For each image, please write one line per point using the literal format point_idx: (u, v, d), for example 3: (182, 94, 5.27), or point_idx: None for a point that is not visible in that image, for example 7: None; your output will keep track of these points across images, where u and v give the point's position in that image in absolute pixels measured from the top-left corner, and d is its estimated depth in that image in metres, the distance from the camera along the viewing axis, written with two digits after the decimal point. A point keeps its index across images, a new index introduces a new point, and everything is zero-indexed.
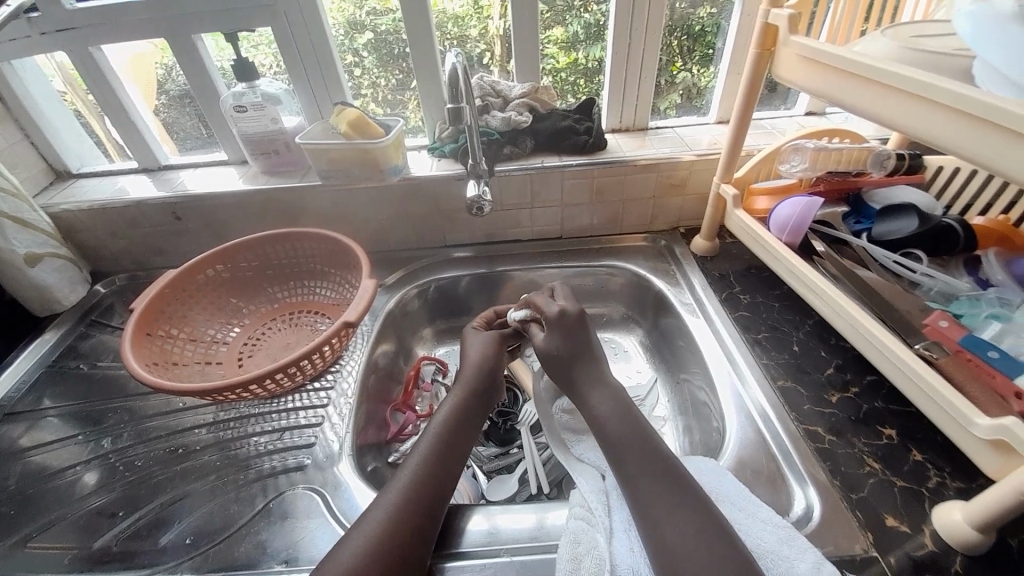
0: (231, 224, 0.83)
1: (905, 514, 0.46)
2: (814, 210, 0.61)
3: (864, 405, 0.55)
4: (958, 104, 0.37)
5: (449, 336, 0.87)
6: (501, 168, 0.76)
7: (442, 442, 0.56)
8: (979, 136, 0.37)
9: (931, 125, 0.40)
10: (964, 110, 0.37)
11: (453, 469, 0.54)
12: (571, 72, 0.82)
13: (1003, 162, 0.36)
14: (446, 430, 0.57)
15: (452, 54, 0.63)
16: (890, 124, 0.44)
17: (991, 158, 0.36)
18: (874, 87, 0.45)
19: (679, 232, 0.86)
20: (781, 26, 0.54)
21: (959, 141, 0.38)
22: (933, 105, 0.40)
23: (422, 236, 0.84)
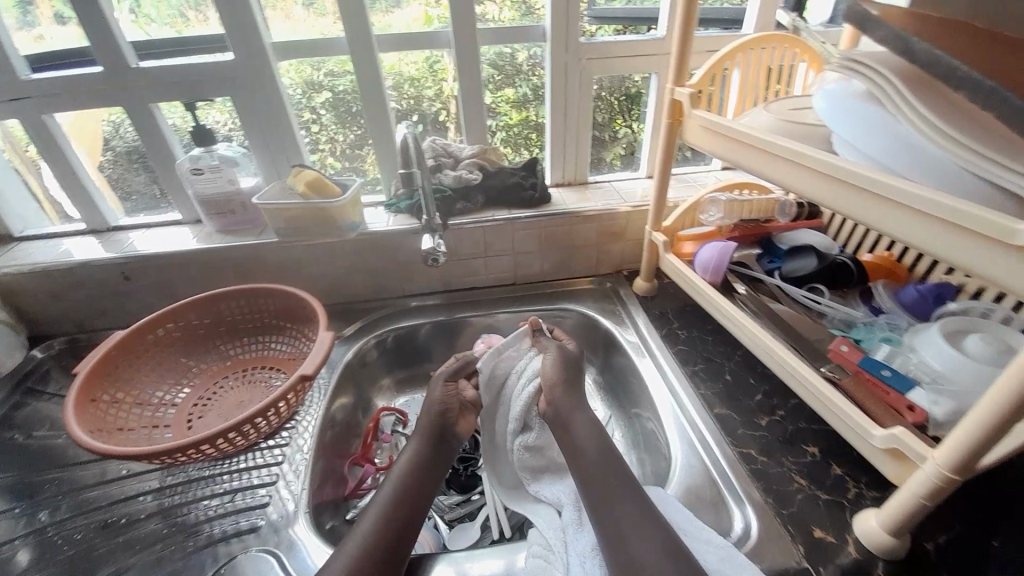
0: (184, 282, 0.83)
1: (831, 525, 0.50)
2: (729, 252, 0.70)
3: (789, 425, 0.61)
4: (825, 168, 0.46)
5: (409, 384, 0.87)
6: (454, 222, 0.81)
7: (403, 488, 0.56)
8: (837, 190, 0.46)
9: (811, 187, 0.49)
10: (837, 175, 0.45)
11: (415, 515, 0.54)
12: (523, 127, 0.90)
13: (868, 216, 0.43)
14: (405, 477, 0.57)
15: (404, 126, 0.69)
16: (770, 179, 0.54)
17: (859, 214, 0.44)
18: (763, 153, 0.53)
19: (623, 274, 0.93)
20: (684, 102, 0.64)
21: (834, 198, 0.46)
22: (799, 166, 0.49)
23: (380, 287, 0.86)
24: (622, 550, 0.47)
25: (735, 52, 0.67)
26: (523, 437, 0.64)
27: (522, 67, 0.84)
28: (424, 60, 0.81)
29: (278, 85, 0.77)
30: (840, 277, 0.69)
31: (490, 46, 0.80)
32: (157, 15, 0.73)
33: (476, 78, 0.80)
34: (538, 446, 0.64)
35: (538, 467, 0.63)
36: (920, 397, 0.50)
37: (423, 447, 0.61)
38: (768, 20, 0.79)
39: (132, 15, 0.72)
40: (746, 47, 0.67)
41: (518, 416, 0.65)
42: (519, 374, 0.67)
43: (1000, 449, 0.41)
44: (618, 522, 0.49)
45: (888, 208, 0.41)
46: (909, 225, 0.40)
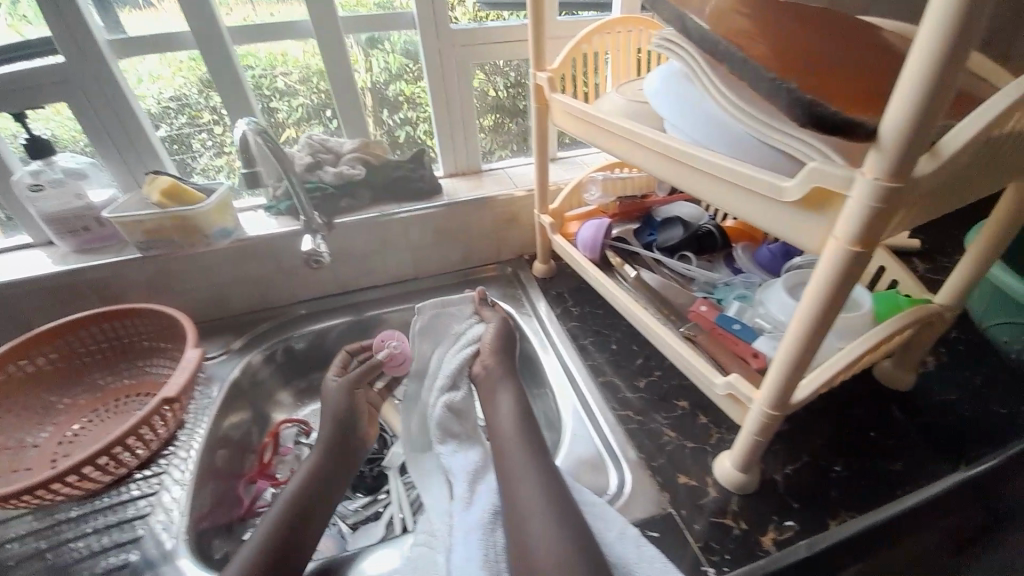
0: (40, 310, 0.75)
1: (694, 471, 0.55)
2: (604, 228, 0.74)
3: (666, 385, 0.65)
4: (654, 144, 0.50)
5: (310, 395, 0.83)
6: (339, 219, 0.78)
7: (310, 485, 0.57)
8: (666, 163, 0.50)
9: (653, 165, 0.52)
10: (667, 153, 0.48)
11: (320, 510, 0.56)
12: None
13: (692, 188, 0.47)
14: (305, 483, 0.57)
15: (243, 122, 0.63)
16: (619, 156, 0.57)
17: (688, 187, 0.48)
18: (613, 136, 0.56)
19: (524, 258, 0.94)
20: (543, 86, 0.67)
21: (670, 175, 0.50)
22: (637, 143, 0.53)
23: (270, 295, 0.82)
24: (519, 526, 0.49)
25: (592, 35, 0.69)
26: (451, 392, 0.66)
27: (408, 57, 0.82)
28: (289, 53, 0.77)
29: (125, 89, 0.71)
30: (706, 242, 0.74)
31: (365, 33, 0.78)
32: (34, 14, 0.66)
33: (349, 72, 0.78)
34: (462, 406, 0.66)
35: (453, 434, 0.63)
36: (763, 344, 0.55)
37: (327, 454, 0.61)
38: (632, 3, 0.82)
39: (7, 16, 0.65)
40: (602, 29, 0.69)
41: (449, 375, 0.68)
42: (464, 339, 0.72)
43: (812, 382, 0.46)
44: (509, 498, 0.52)
45: (699, 176, 0.46)
46: (720, 194, 0.44)
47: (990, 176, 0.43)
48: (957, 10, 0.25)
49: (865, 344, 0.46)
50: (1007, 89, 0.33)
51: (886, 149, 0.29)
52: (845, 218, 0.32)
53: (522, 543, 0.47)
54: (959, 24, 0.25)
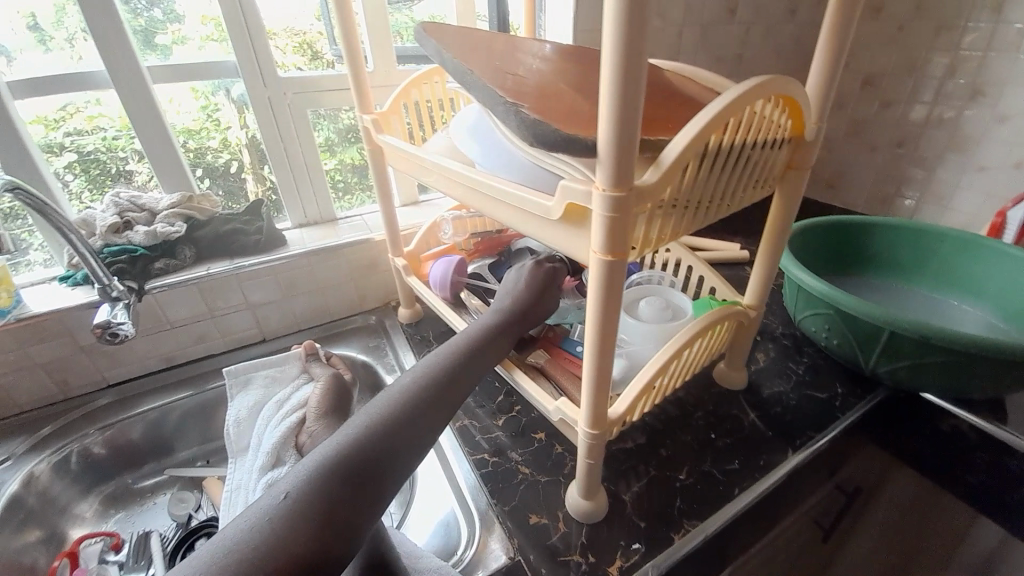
0: None
1: (547, 507, 0.52)
2: (453, 266, 0.72)
3: (524, 418, 0.63)
4: (459, 178, 0.51)
5: (124, 497, 0.69)
6: (153, 284, 0.69)
7: (380, 423, 0.44)
8: (474, 196, 0.51)
9: (470, 196, 0.52)
10: (472, 184, 0.49)
11: (384, 460, 0.42)
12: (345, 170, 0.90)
13: (499, 215, 0.47)
14: (377, 421, 0.44)
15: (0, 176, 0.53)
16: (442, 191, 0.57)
17: (495, 214, 0.48)
18: (437, 171, 0.56)
19: (390, 305, 0.90)
20: (370, 128, 0.66)
21: (481, 204, 0.50)
22: (450, 179, 0.54)
23: (70, 380, 0.69)
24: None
25: (412, 85, 0.70)
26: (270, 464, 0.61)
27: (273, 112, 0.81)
28: (116, 113, 0.71)
29: None
30: None
31: (201, 86, 0.75)
32: None
33: (166, 139, 0.73)
34: None
35: None
36: None
37: (352, 457, 0.40)
38: None
39: None
40: (420, 80, 0.71)
41: (271, 450, 0.62)
42: (288, 404, 0.68)
43: (628, 397, 0.46)
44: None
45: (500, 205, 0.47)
46: (517, 219, 0.44)
47: (759, 173, 0.46)
48: (619, 30, 0.26)
49: (665, 355, 0.48)
50: (722, 94, 0.36)
51: (605, 161, 0.30)
52: (595, 232, 0.33)
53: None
54: (621, 32, 0.26)
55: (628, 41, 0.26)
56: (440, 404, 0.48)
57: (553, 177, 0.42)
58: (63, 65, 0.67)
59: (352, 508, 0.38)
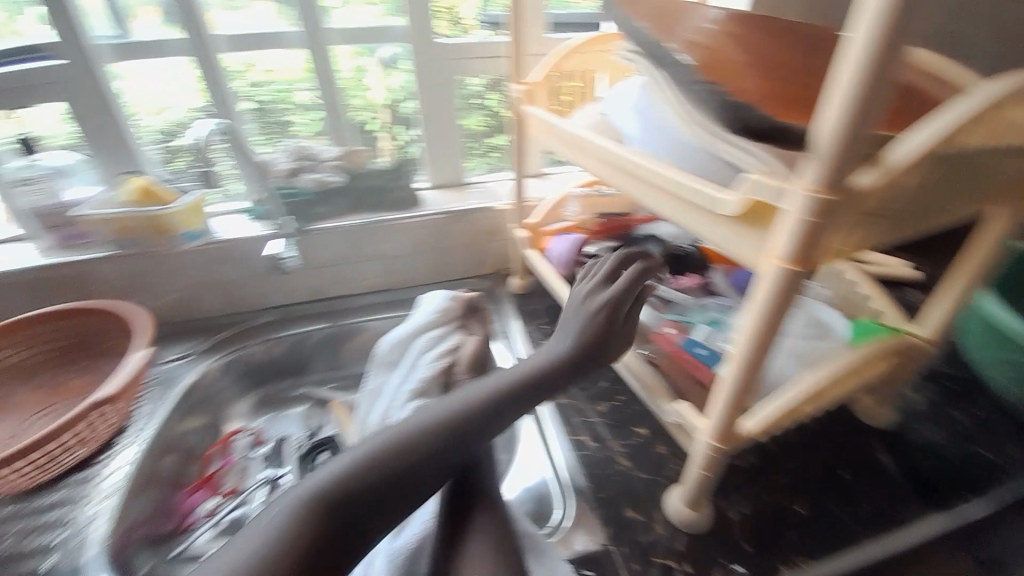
0: (8, 304, 0.75)
1: (645, 506, 0.51)
2: (578, 243, 0.74)
3: (627, 410, 0.62)
4: (608, 155, 0.49)
5: (269, 407, 0.80)
6: (315, 226, 0.80)
7: (424, 434, 0.44)
8: (621, 177, 0.49)
9: (616, 178, 0.50)
10: (624, 165, 0.47)
11: (413, 476, 0.43)
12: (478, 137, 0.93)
13: (649, 201, 0.45)
14: (419, 432, 0.44)
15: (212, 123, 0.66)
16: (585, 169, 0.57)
17: (643, 200, 0.46)
18: (582, 148, 0.55)
19: (503, 274, 0.93)
20: (519, 99, 0.67)
21: (629, 188, 0.48)
22: (597, 156, 0.52)
23: (242, 298, 0.82)
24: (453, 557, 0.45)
25: (566, 56, 0.69)
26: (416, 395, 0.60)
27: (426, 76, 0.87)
28: (287, 68, 0.79)
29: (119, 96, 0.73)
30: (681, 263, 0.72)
31: (364, 48, 0.81)
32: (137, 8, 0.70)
33: (336, 98, 0.82)
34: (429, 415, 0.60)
35: None
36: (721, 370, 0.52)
37: (382, 469, 0.42)
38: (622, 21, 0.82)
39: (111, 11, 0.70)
40: (574, 50, 0.69)
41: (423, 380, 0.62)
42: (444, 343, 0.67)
43: (761, 415, 0.43)
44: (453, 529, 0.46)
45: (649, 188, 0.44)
46: (671, 208, 0.42)
47: (981, 189, 0.38)
48: (884, 5, 0.22)
49: (808, 384, 0.44)
50: (971, 89, 0.30)
51: (819, 158, 0.27)
52: (784, 232, 0.30)
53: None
54: (892, 7, 0.22)
55: (896, 20, 0.22)
56: (479, 423, 0.46)
57: (726, 168, 0.39)
58: (254, 22, 0.75)
59: (352, 531, 0.39)
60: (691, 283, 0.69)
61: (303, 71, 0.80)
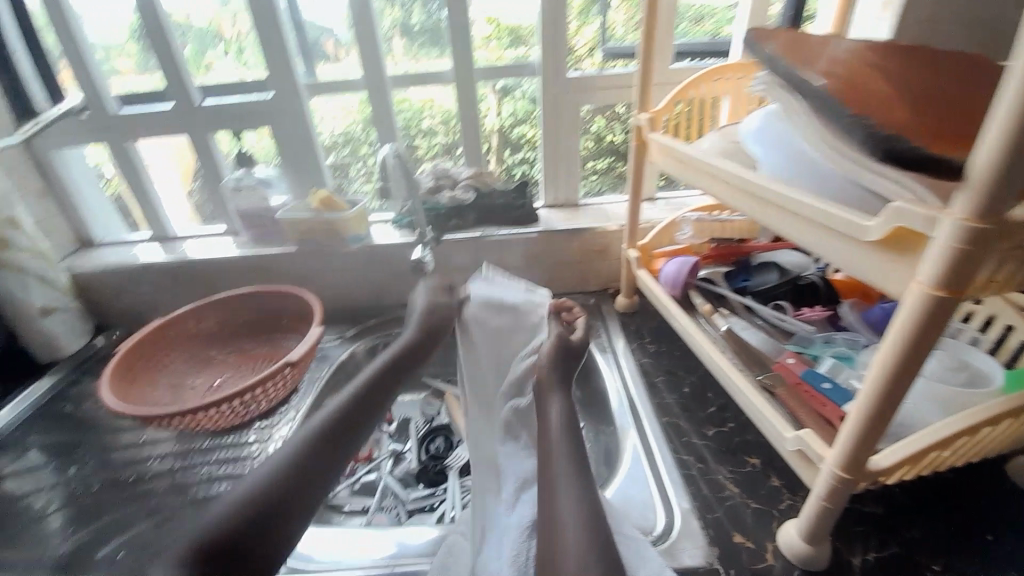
0: (218, 284, 0.98)
1: (754, 534, 0.51)
2: (691, 267, 0.73)
3: (737, 437, 0.62)
4: (738, 181, 0.52)
5: None
6: (449, 236, 0.92)
7: (293, 452, 0.51)
8: (752, 202, 0.51)
9: (752, 208, 0.51)
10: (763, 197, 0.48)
11: (296, 488, 0.49)
12: (593, 161, 0.99)
13: (789, 235, 0.46)
14: (295, 450, 0.52)
15: (387, 148, 0.79)
16: (709, 193, 0.59)
17: (781, 230, 0.47)
18: (712, 178, 0.57)
19: (608, 292, 0.96)
20: (642, 126, 0.71)
21: (765, 218, 0.49)
22: (726, 182, 0.55)
23: (381, 293, 0.97)
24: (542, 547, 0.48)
25: (698, 82, 0.72)
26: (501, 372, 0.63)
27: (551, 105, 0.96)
28: (413, 99, 0.93)
29: (309, 125, 0.93)
30: (805, 293, 0.70)
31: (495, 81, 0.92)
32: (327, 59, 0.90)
33: (474, 126, 0.94)
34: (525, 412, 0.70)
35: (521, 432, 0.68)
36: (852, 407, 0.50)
37: (271, 484, 0.48)
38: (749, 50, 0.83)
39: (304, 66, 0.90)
40: (708, 77, 0.72)
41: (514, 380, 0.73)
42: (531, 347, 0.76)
43: (894, 453, 0.41)
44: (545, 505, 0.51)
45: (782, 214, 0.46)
46: (814, 240, 0.42)
47: None
48: None
49: (954, 427, 0.41)
50: None
51: (972, 187, 0.28)
52: (927, 260, 0.30)
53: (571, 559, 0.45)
54: None
55: None
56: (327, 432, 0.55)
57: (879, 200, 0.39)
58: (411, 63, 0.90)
59: (302, 499, 0.49)
60: (818, 315, 0.67)
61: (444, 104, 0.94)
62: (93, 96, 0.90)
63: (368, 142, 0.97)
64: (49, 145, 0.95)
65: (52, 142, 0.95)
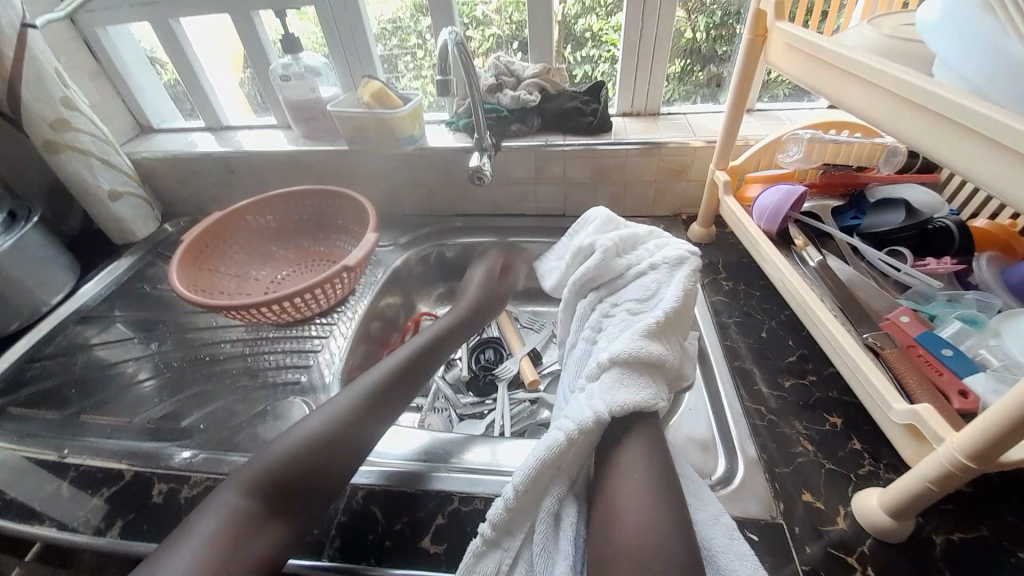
0: (271, 180, 0.96)
1: (825, 494, 0.48)
2: (796, 198, 0.62)
3: (817, 392, 0.56)
4: (908, 92, 0.39)
5: (450, 298, 0.95)
6: (507, 143, 0.82)
7: (326, 426, 0.51)
8: (922, 122, 0.39)
9: (918, 130, 0.40)
10: (944, 113, 0.37)
11: (343, 448, 0.51)
12: (682, 62, 0.84)
13: (975, 170, 0.35)
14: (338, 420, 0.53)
15: (447, 30, 0.68)
16: (851, 107, 0.47)
17: (960, 164, 0.36)
18: (865, 85, 0.44)
19: (680, 219, 0.86)
20: (768, 11, 0.56)
21: (938, 144, 0.38)
22: (885, 92, 0.42)
23: (434, 202, 0.92)
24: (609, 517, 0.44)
25: None
26: (648, 345, 0.49)
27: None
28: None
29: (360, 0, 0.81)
30: (932, 240, 0.59)
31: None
32: None
33: (548, 10, 0.79)
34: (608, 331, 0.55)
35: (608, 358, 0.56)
36: (978, 383, 0.44)
37: (303, 449, 0.49)
38: None
39: None
40: None
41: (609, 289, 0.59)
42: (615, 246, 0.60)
43: None
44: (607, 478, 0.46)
45: (967, 140, 0.35)
46: (1014, 180, 0.32)
47: None
48: None
49: None
50: None
51: None
52: None
53: (610, 497, 0.45)
54: None
55: None
56: (390, 387, 0.59)
57: None
58: None
59: (349, 455, 0.51)
60: (945, 270, 0.56)
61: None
62: None
63: (417, 30, 0.87)
64: (95, 20, 0.89)
65: (97, 16, 0.89)
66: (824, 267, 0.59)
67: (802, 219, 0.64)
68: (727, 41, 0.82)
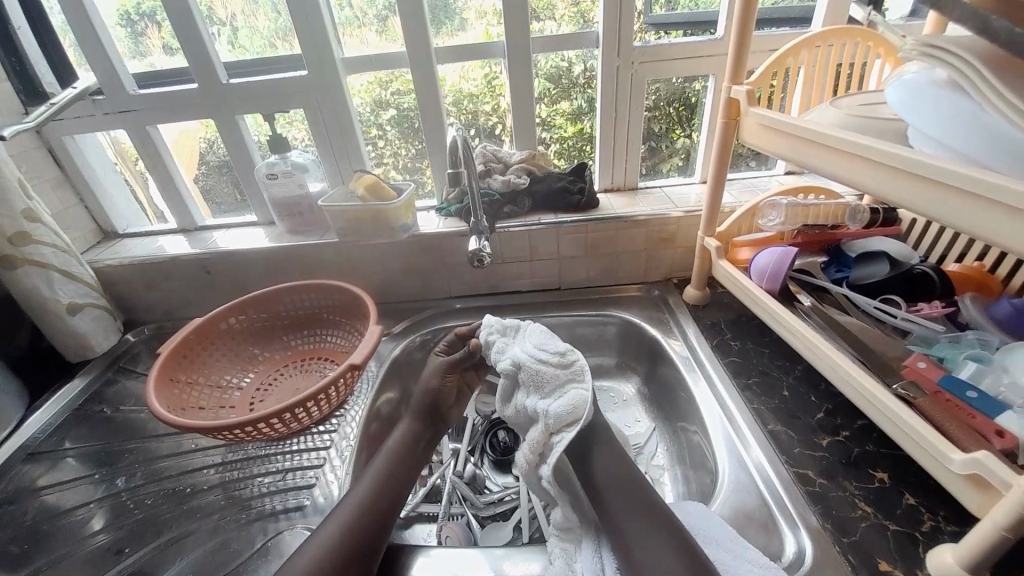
0: (253, 278, 0.91)
1: (900, 559, 0.46)
2: (791, 258, 0.65)
3: (855, 448, 0.56)
4: (878, 157, 0.44)
5: None
6: (502, 225, 0.84)
7: (337, 539, 0.49)
8: (895, 179, 0.43)
9: (880, 182, 0.45)
10: (901, 167, 0.42)
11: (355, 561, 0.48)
12: (651, 141, 0.92)
13: (950, 216, 0.39)
14: (351, 526, 0.51)
15: (454, 127, 0.72)
16: (823, 172, 0.52)
17: (930, 210, 0.41)
18: (836, 152, 0.49)
19: (672, 282, 0.89)
20: (741, 100, 0.63)
21: (903, 195, 0.43)
22: (854, 158, 0.47)
23: (429, 286, 0.90)
24: None
25: (800, 48, 0.68)
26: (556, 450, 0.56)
27: (578, 81, 0.86)
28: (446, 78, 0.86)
29: (347, 99, 0.84)
30: (919, 286, 0.63)
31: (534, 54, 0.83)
32: (362, 22, 0.81)
33: (528, 105, 0.86)
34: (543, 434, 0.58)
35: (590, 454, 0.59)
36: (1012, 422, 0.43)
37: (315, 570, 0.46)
38: (840, 16, 0.78)
39: (346, 30, 0.81)
40: (811, 41, 0.68)
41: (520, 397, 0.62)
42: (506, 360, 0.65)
43: None
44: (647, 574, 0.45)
45: (940, 193, 0.39)
46: (983, 217, 0.36)
47: None
48: None
49: None
50: None
51: None
52: None
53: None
54: None
55: None
56: (390, 491, 0.56)
57: None
58: (475, 38, 0.83)
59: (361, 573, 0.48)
60: (938, 313, 0.60)
61: (481, 84, 0.87)
62: (108, 74, 0.82)
63: (377, 122, 0.90)
64: (62, 130, 0.86)
65: (65, 125, 0.86)
66: (829, 324, 0.62)
67: (797, 275, 0.69)
68: (660, 121, 0.90)
